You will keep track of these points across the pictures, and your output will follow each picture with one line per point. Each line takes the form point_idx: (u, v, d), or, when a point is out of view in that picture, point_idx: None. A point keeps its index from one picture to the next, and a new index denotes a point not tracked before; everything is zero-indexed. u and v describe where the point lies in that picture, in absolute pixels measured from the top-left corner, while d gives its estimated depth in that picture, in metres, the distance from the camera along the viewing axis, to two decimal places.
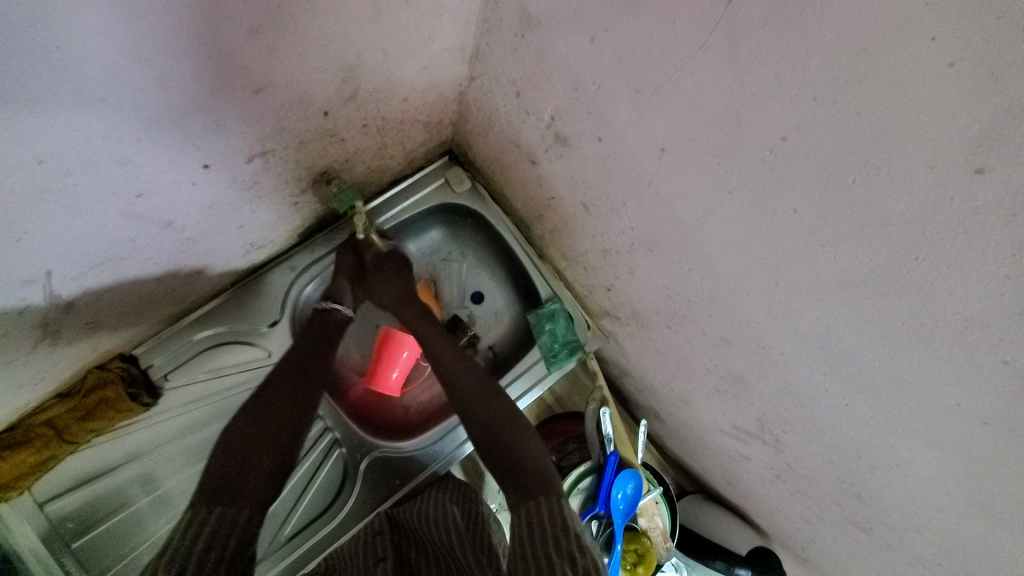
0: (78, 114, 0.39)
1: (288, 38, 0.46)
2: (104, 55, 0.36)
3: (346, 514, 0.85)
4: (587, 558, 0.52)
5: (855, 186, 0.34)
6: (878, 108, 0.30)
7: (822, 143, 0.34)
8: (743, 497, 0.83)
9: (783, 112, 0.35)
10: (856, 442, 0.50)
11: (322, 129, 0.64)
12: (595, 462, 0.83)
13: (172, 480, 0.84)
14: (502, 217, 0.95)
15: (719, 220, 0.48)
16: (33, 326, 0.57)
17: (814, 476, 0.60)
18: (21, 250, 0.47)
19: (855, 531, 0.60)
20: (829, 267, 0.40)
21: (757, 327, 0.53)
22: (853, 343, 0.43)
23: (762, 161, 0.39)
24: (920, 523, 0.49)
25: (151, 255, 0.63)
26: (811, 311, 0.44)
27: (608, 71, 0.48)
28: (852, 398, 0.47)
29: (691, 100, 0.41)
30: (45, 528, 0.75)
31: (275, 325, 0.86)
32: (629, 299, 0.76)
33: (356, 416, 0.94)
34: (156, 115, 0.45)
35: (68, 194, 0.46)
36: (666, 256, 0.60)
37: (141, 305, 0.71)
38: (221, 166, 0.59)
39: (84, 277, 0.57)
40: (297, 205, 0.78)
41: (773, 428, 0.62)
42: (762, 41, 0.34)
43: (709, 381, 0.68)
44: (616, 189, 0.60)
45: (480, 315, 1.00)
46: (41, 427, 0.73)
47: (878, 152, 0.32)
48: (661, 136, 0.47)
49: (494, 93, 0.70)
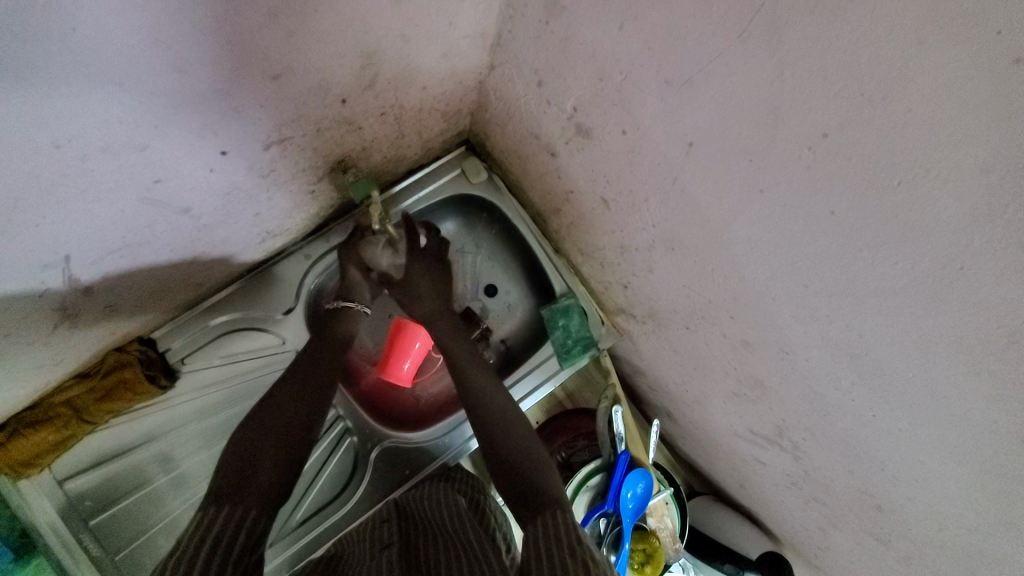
0: (98, 98, 0.39)
1: (307, 23, 0.45)
2: (123, 36, 0.36)
3: (357, 501, 0.86)
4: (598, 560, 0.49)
5: (899, 189, 0.32)
6: (929, 105, 0.28)
7: (867, 142, 0.32)
8: (756, 501, 0.81)
9: (826, 108, 0.33)
10: (879, 454, 0.48)
11: (340, 117, 0.63)
12: (605, 460, 0.83)
13: (189, 460, 0.85)
14: (518, 209, 0.93)
15: (746, 221, 0.46)
16: (53, 309, 0.58)
17: (832, 484, 0.58)
18: (41, 234, 0.47)
19: (871, 542, 0.59)
20: (865, 272, 0.38)
21: (781, 331, 0.51)
22: (884, 353, 0.41)
23: (799, 158, 0.37)
24: (941, 539, 0.48)
25: (169, 240, 0.63)
26: (842, 318, 0.43)
27: (636, 61, 0.46)
28: (879, 409, 0.45)
29: (724, 92, 0.39)
30: (64, 504, 0.77)
31: (289, 313, 0.86)
32: (646, 297, 0.74)
33: (368, 405, 0.94)
34: (172, 101, 0.45)
35: (87, 178, 0.46)
36: (686, 254, 0.58)
37: (159, 289, 0.71)
38: (239, 152, 0.58)
39: (103, 262, 0.58)
40: (313, 193, 0.78)
41: (791, 435, 0.60)
42: (807, 32, 0.32)
43: (727, 384, 0.67)
44: (638, 184, 0.58)
45: (493, 308, 0.99)
46: (60, 406, 0.75)
47: (924, 154, 0.30)
48: (691, 129, 0.45)
49: (515, 82, 0.68)
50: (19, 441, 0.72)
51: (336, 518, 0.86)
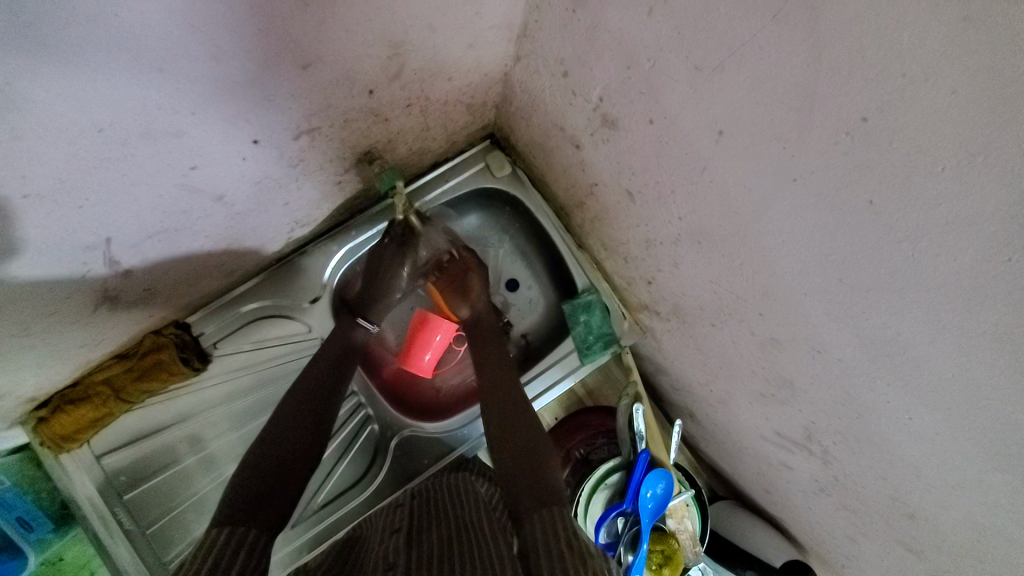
0: (138, 84, 0.41)
1: (337, 12, 0.46)
2: (162, 22, 0.37)
3: (378, 487, 0.88)
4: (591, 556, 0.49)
5: (944, 176, 0.30)
6: (976, 86, 0.27)
7: (907, 126, 0.31)
8: (781, 508, 0.79)
9: (864, 90, 0.32)
10: (916, 460, 0.46)
11: (367, 108, 0.64)
12: (625, 458, 0.82)
13: (217, 442, 0.88)
14: (541, 203, 0.93)
15: (777, 212, 0.44)
16: (95, 291, 0.61)
17: (863, 492, 0.56)
18: (84, 216, 0.50)
19: (904, 553, 0.56)
20: (905, 266, 0.36)
21: (813, 328, 0.49)
22: (923, 352, 0.39)
23: (835, 145, 0.36)
24: (983, 554, 0.45)
25: (204, 227, 0.65)
26: (879, 314, 0.41)
27: (665, 47, 0.45)
28: (915, 412, 0.43)
29: (757, 77, 0.38)
30: (100, 478, 0.80)
31: (315, 302, 0.89)
32: (671, 293, 0.73)
33: (389, 394, 0.95)
34: (207, 89, 0.46)
35: (128, 163, 0.48)
36: (714, 248, 0.57)
37: (194, 275, 0.74)
38: (270, 141, 0.59)
39: (142, 247, 0.60)
40: (340, 184, 0.79)
41: (820, 438, 0.58)
42: (845, 9, 0.30)
43: (753, 383, 0.65)
44: (665, 175, 0.57)
45: (514, 302, 0.99)
46: (100, 385, 0.78)
47: (973, 137, 0.28)
48: (721, 117, 0.44)
49: (540, 73, 0.68)
50: (62, 416, 0.76)
51: (357, 501, 0.87)
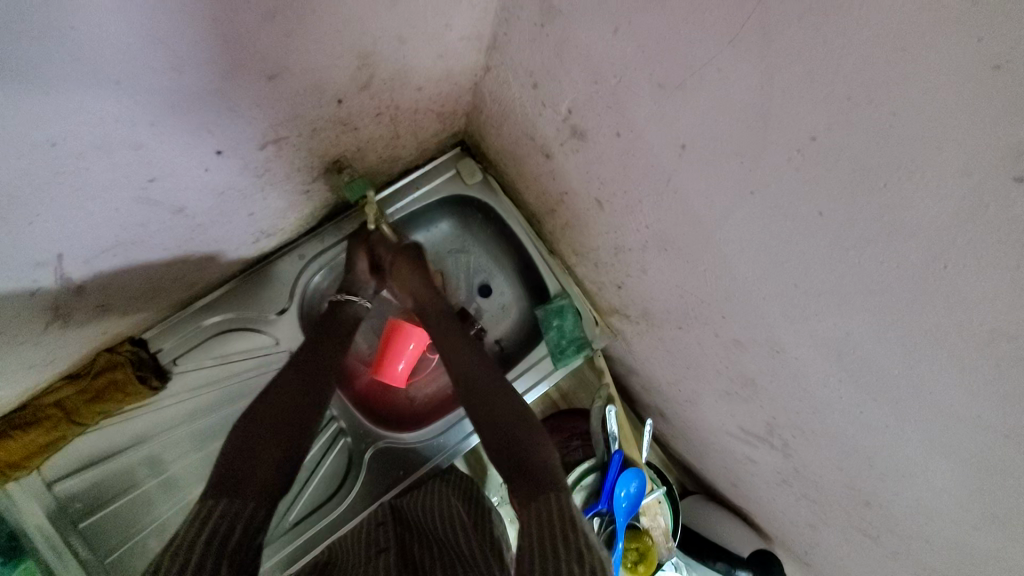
0: (95, 96, 0.39)
1: (304, 22, 0.45)
2: (120, 33, 0.36)
3: (351, 502, 0.86)
4: (591, 556, 0.52)
5: (886, 191, 0.33)
6: (911, 110, 0.29)
7: (852, 145, 0.33)
8: (748, 500, 0.82)
9: (813, 111, 0.34)
10: (868, 450, 0.49)
11: (335, 117, 0.63)
12: (600, 459, 0.83)
13: (179, 462, 0.85)
14: (512, 210, 0.94)
15: (737, 222, 0.47)
16: (44, 309, 0.58)
17: (822, 482, 0.59)
18: (34, 233, 0.47)
19: (860, 538, 0.60)
20: (854, 273, 0.39)
21: (772, 330, 0.52)
22: (870, 351, 0.42)
23: (789, 161, 0.38)
24: (929, 534, 0.49)
25: (162, 240, 0.63)
26: (831, 317, 0.44)
27: (630, 64, 0.47)
28: (866, 405, 0.46)
29: (716, 96, 0.40)
30: (52, 506, 0.76)
31: (283, 313, 0.86)
32: (640, 297, 0.75)
33: (362, 405, 0.93)
34: (167, 99, 0.45)
35: (83, 177, 0.46)
36: (679, 255, 0.59)
37: (152, 288, 0.71)
38: (234, 152, 0.58)
39: (96, 261, 0.57)
40: (308, 193, 0.78)
41: (782, 433, 0.61)
42: (795, 37, 0.32)
43: (719, 383, 0.68)
44: (632, 185, 0.59)
45: (487, 308, 1.00)
46: (50, 408, 0.74)
47: (913, 156, 0.30)
48: (683, 132, 0.46)
49: (510, 84, 0.68)
50: (8, 443, 0.71)
51: (331, 518, 0.86)
